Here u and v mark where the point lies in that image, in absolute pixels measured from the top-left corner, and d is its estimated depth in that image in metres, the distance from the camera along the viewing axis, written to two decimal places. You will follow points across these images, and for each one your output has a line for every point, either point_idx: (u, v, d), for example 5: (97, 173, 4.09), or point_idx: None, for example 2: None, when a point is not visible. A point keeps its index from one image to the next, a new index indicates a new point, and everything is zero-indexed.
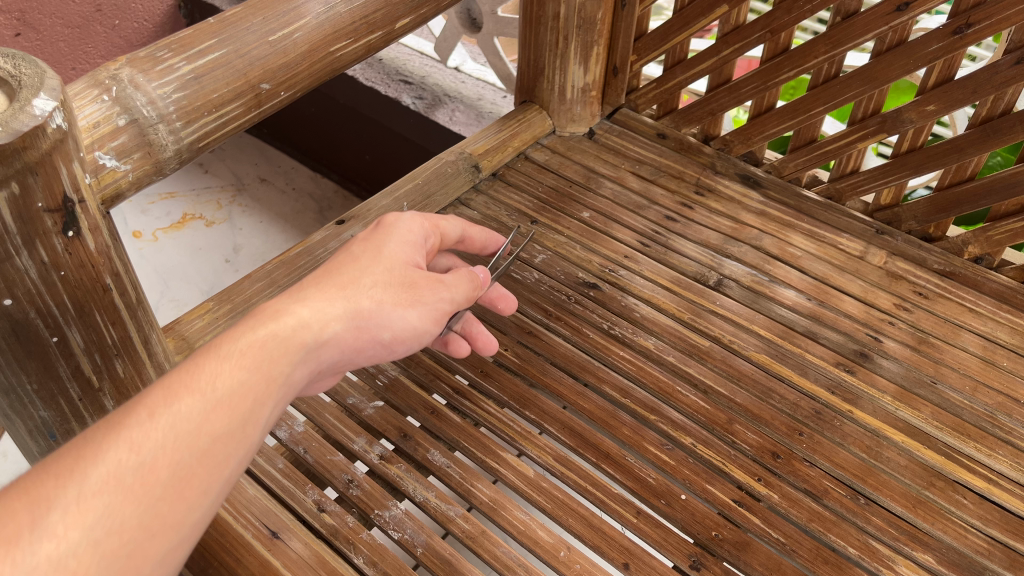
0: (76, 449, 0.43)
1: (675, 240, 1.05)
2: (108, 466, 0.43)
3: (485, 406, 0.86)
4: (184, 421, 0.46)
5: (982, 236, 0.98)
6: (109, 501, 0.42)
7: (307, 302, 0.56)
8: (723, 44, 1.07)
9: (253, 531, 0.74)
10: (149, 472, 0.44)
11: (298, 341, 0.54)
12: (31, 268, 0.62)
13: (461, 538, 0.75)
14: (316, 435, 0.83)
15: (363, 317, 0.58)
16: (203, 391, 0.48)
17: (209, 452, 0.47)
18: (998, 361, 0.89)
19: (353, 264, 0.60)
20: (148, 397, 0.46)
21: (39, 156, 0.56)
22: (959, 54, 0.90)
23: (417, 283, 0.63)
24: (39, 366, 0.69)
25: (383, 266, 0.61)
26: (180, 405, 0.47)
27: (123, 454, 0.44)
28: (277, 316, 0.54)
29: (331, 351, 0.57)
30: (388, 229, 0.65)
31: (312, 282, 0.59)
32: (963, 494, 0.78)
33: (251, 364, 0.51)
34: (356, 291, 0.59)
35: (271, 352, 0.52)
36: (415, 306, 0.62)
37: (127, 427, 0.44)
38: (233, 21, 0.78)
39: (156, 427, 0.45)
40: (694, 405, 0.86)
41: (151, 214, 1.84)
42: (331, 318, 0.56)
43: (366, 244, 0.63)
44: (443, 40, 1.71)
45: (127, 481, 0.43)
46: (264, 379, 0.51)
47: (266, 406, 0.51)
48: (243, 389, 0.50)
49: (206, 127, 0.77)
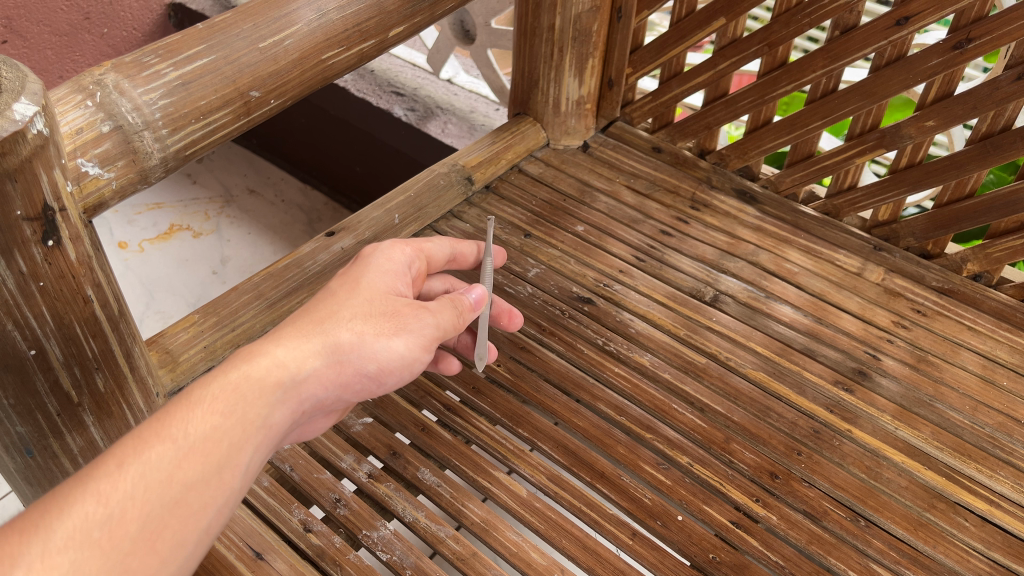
0: (43, 505, 0.43)
1: (670, 255, 1.04)
2: (74, 521, 0.43)
3: (477, 424, 0.84)
4: (153, 471, 0.46)
5: (981, 253, 0.97)
6: (74, 558, 0.42)
7: (283, 341, 0.56)
8: (720, 57, 1.07)
9: (236, 553, 0.71)
10: (117, 526, 0.44)
11: (273, 381, 0.53)
12: (9, 277, 0.59)
13: (451, 559, 0.72)
14: (303, 452, 0.80)
15: (344, 350, 0.57)
16: (174, 438, 0.48)
17: (181, 502, 0.47)
18: (996, 380, 0.88)
19: (330, 297, 0.60)
20: (119, 447, 0.47)
21: (19, 162, 0.54)
22: (958, 69, 0.90)
23: (399, 311, 0.62)
24: (16, 380, 0.66)
25: (362, 298, 0.61)
26: (150, 453, 0.46)
27: (90, 507, 0.44)
28: (251, 357, 0.54)
29: (314, 388, 0.55)
30: (365, 261, 0.65)
31: (289, 321, 0.58)
32: (964, 517, 0.76)
33: (225, 408, 0.50)
34: (334, 324, 0.58)
35: (246, 394, 0.51)
36: (399, 335, 0.61)
37: (93, 479, 0.45)
38: (221, 28, 0.77)
39: (124, 478, 0.45)
40: (690, 424, 0.84)
41: (138, 224, 1.80)
42: (309, 354, 0.56)
43: (344, 278, 0.62)
44: (436, 51, 1.70)
45: (94, 535, 0.43)
46: (240, 423, 0.50)
47: (244, 449, 0.50)
48: (217, 434, 0.49)
49: (192, 136, 0.75)
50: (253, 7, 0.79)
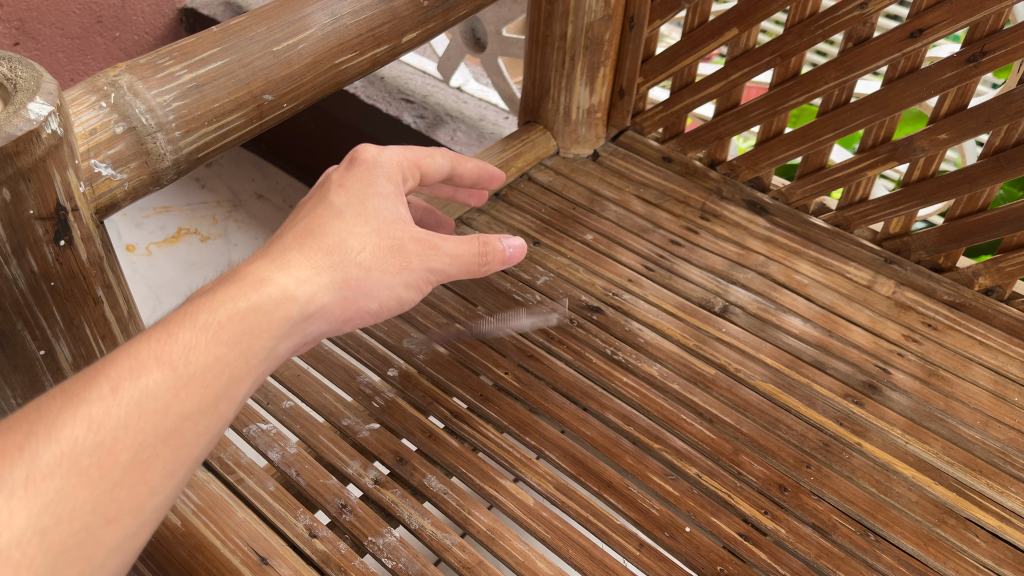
0: (28, 424, 0.42)
1: (679, 265, 1.04)
2: (63, 446, 0.42)
3: (484, 431, 0.83)
4: (151, 398, 0.46)
5: (993, 267, 0.97)
6: (61, 486, 0.42)
7: (291, 270, 0.55)
8: (733, 68, 1.07)
9: (241, 557, 0.71)
10: (107, 454, 0.44)
11: (281, 315, 0.53)
12: (20, 277, 0.59)
13: (457, 567, 0.72)
14: (309, 458, 0.80)
15: (351, 288, 0.58)
16: (174, 365, 0.47)
17: (175, 432, 0.46)
18: (1008, 396, 0.87)
19: (337, 221, 0.59)
20: (114, 368, 0.46)
21: (33, 162, 0.54)
22: (972, 82, 0.89)
23: (404, 247, 0.62)
24: (25, 380, 0.68)
25: (371, 228, 0.60)
26: (148, 378, 0.46)
27: (80, 433, 0.43)
28: (259, 285, 0.53)
29: (316, 322, 0.56)
30: (366, 176, 0.64)
31: (295, 244, 0.57)
32: (975, 532, 0.76)
33: (229, 338, 0.50)
34: (343, 259, 0.58)
35: (253, 326, 0.51)
36: (402, 273, 0.62)
37: (86, 403, 0.44)
38: (236, 31, 0.77)
39: (118, 404, 0.45)
40: (699, 434, 0.83)
41: (146, 228, 1.80)
42: (319, 289, 0.55)
43: (349, 198, 0.61)
44: (447, 59, 1.70)
45: (83, 463, 0.43)
46: (243, 355, 0.50)
47: (243, 381, 0.50)
48: (218, 364, 0.49)
49: (206, 137, 0.75)
50: (268, 10, 0.79)
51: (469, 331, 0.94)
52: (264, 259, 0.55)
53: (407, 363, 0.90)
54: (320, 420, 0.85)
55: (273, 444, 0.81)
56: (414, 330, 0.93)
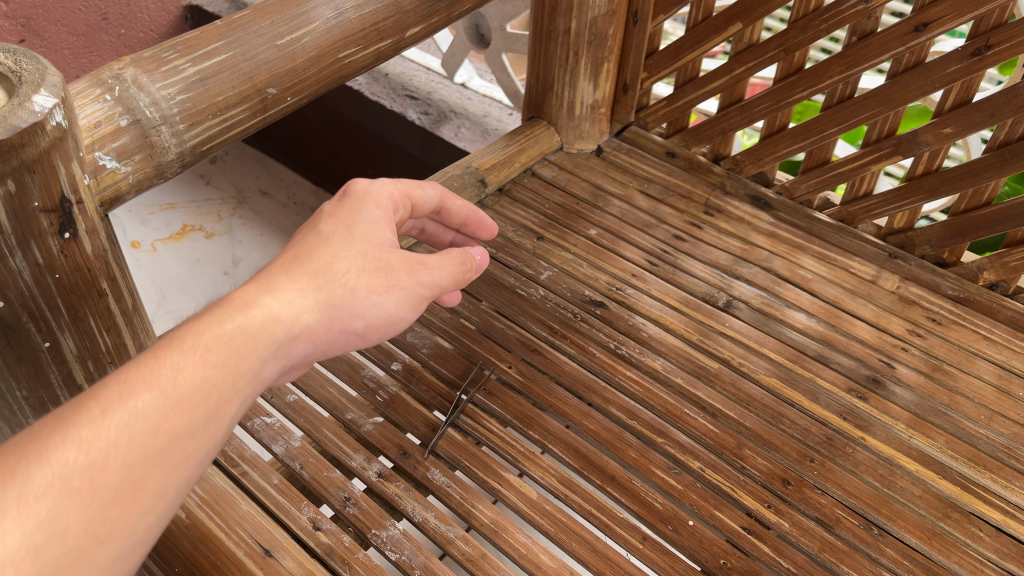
0: (17, 449, 0.42)
1: (683, 259, 1.04)
2: (53, 468, 0.42)
3: (487, 425, 0.83)
4: (140, 420, 0.45)
5: (998, 262, 0.96)
6: (52, 506, 0.41)
7: (278, 293, 0.55)
8: (736, 63, 1.07)
9: (246, 549, 0.71)
10: (98, 475, 0.43)
11: (267, 336, 0.52)
12: (25, 269, 0.60)
13: (461, 560, 0.72)
14: (313, 451, 0.80)
15: (337, 307, 0.57)
16: (162, 387, 0.47)
17: (164, 453, 0.46)
18: (1012, 390, 0.87)
19: (324, 246, 0.59)
20: (103, 392, 0.45)
21: (37, 154, 0.54)
22: (977, 77, 0.89)
23: (393, 266, 0.61)
24: (30, 371, 0.69)
25: (357, 250, 0.60)
26: (137, 401, 0.46)
27: (71, 454, 0.42)
28: (245, 308, 0.53)
29: (305, 343, 0.56)
30: (356, 205, 0.63)
31: (283, 269, 0.57)
32: (979, 527, 0.75)
33: (217, 360, 0.50)
34: (330, 280, 0.57)
35: (240, 348, 0.51)
36: (392, 292, 0.61)
37: (75, 425, 0.43)
38: (239, 25, 0.77)
39: (108, 426, 0.44)
40: (702, 428, 0.83)
41: (151, 224, 1.80)
42: (304, 310, 0.55)
43: (336, 222, 0.61)
44: (451, 55, 1.70)
45: (74, 484, 0.42)
46: (230, 376, 0.50)
47: (231, 402, 0.50)
48: (206, 386, 0.48)
49: (209, 131, 0.75)
50: (272, 4, 0.80)
51: (472, 325, 0.94)
52: (250, 284, 0.55)
53: (410, 358, 0.90)
54: (325, 414, 0.85)
55: (277, 437, 0.81)
56: (418, 325, 0.93)
